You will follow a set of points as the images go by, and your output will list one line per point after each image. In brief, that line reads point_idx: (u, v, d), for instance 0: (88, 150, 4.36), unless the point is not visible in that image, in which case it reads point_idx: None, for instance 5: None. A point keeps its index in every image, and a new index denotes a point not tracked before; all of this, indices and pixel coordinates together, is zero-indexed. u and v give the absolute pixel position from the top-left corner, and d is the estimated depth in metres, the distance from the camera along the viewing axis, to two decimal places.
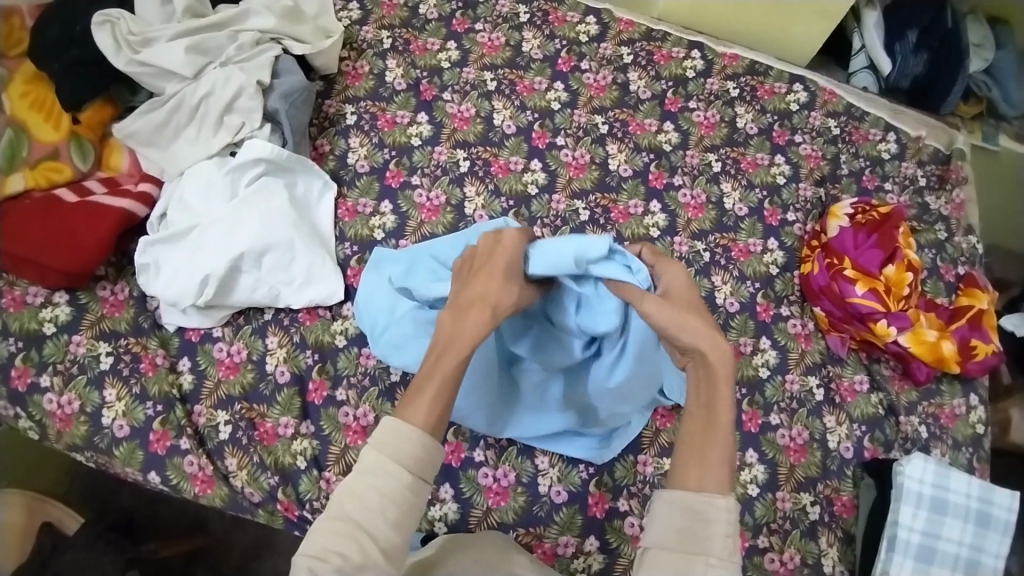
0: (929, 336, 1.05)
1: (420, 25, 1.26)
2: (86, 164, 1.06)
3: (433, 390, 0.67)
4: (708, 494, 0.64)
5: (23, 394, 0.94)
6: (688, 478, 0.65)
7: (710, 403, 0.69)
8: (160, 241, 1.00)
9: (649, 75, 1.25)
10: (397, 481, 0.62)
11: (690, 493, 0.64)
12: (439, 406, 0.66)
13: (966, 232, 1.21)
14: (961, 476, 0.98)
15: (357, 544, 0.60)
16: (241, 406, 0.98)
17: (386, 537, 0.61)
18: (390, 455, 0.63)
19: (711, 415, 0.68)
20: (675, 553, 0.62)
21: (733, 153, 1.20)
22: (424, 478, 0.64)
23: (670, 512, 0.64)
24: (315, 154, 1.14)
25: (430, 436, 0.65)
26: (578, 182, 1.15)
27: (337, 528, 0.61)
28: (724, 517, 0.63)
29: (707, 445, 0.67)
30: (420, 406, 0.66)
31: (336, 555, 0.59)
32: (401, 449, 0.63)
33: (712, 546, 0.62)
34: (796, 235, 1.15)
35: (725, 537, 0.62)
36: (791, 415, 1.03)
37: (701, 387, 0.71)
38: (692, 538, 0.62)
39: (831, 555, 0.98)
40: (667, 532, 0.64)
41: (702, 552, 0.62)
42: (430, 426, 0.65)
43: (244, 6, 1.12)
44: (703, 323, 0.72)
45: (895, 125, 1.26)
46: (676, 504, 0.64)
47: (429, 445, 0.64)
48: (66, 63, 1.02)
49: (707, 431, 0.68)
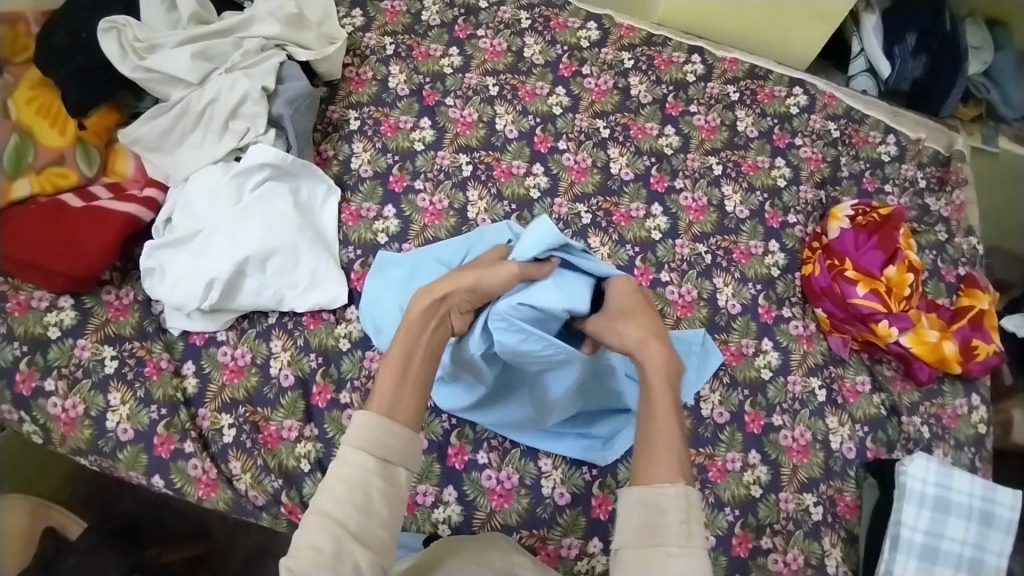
0: (930, 336, 1.05)
1: (422, 31, 1.28)
2: (91, 169, 1.07)
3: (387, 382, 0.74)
4: (660, 485, 0.68)
5: (28, 398, 0.95)
6: (641, 475, 0.69)
7: (652, 399, 0.74)
8: (165, 245, 1.01)
9: (649, 79, 1.26)
10: (362, 467, 0.66)
11: (646, 488, 0.68)
12: (393, 394, 0.72)
13: (967, 233, 1.22)
14: (963, 475, 0.98)
15: (330, 534, 0.63)
16: (245, 409, 0.98)
17: (357, 523, 0.65)
18: (354, 444, 0.68)
19: (652, 411, 0.73)
20: (639, 548, 0.65)
21: (734, 156, 1.20)
22: (390, 462, 0.68)
23: (629, 509, 0.68)
24: (318, 159, 1.15)
25: (388, 421, 0.70)
26: (580, 185, 1.15)
27: (312, 522, 0.64)
28: (678, 504, 0.66)
29: (653, 439, 0.71)
30: (378, 392, 0.73)
31: (311, 548, 0.62)
32: (361, 437, 0.68)
33: (670, 535, 0.65)
34: (797, 237, 1.15)
35: (680, 523, 0.65)
36: (794, 416, 1.03)
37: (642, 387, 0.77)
38: (651, 529, 0.65)
39: (835, 556, 0.97)
40: (628, 528, 0.67)
41: (661, 542, 0.65)
42: (388, 410, 0.71)
43: (249, 14, 1.14)
44: (636, 327, 0.80)
45: (894, 128, 1.27)
46: (635, 501, 0.68)
47: (389, 429, 0.69)
48: (73, 69, 1.03)
49: (650, 426, 0.72)
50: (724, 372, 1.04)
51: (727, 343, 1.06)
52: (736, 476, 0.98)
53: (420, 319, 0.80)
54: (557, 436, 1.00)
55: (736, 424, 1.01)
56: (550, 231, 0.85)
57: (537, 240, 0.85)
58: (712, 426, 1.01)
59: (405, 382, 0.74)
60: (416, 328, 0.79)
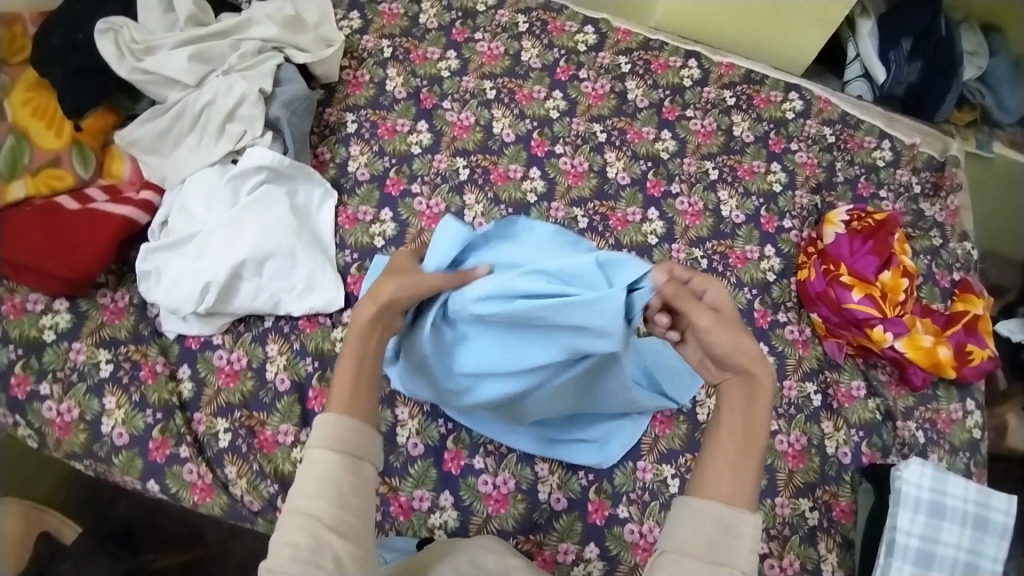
0: (925, 341, 1.06)
1: (419, 34, 1.28)
2: (87, 171, 1.06)
3: (343, 380, 0.65)
4: (738, 510, 0.60)
5: (23, 402, 0.95)
6: (719, 490, 0.60)
7: (749, 422, 0.63)
8: (161, 249, 1.01)
9: (646, 83, 1.26)
10: (329, 463, 0.60)
11: (722, 505, 0.59)
12: (352, 391, 0.64)
13: (961, 239, 1.22)
14: (958, 481, 0.98)
15: (305, 530, 0.58)
16: (241, 414, 0.98)
17: (333, 515, 0.59)
18: (316, 442, 0.61)
19: (750, 432, 0.62)
20: (700, 562, 0.58)
21: (730, 160, 1.21)
22: (357, 456, 0.62)
23: (698, 522, 0.59)
24: (315, 162, 1.15)
25: (348, 415, 0.63)
26: (577, 189, 1.16)
27: (285, 522, 0.59)
28: (750, 533, 0.59)
29: (747, 461, 0.61)
30: (332, 396, 0.64)
31: (287, 546, 0.57)
32: (324, 434, 0.61)
33: (738, 559, 0.58)
34: (792, 242, 1.16)
35: (750, 552, 0.58)
36: (789, 421, 1.03)
37: (744, 400, 0.64)
38: (717, 548, 0.58)
39: (830, 561, 0.98)
40: (691, 540, 0.59)
41: (730, 565, 0.57)
42: (347, 407, 0.63)
43: (246, 16, 1.14)
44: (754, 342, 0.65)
45: (889, 133, 1.27)
46: (706, 515, 0.59)
47: (352, 423, 0.62)
48: (68, 72, 1.03)
49: (745, 454, 0.62)
50: None
51: None
52: None
53: (367, 333, 0.67)
54: (555, 441, 1.00)
55: None
56: (460, 229, 0.85)
57: (452, 239, 0.84)
58: None
59: (360, 387, 0.65)
60: (365, 347, 0.67)
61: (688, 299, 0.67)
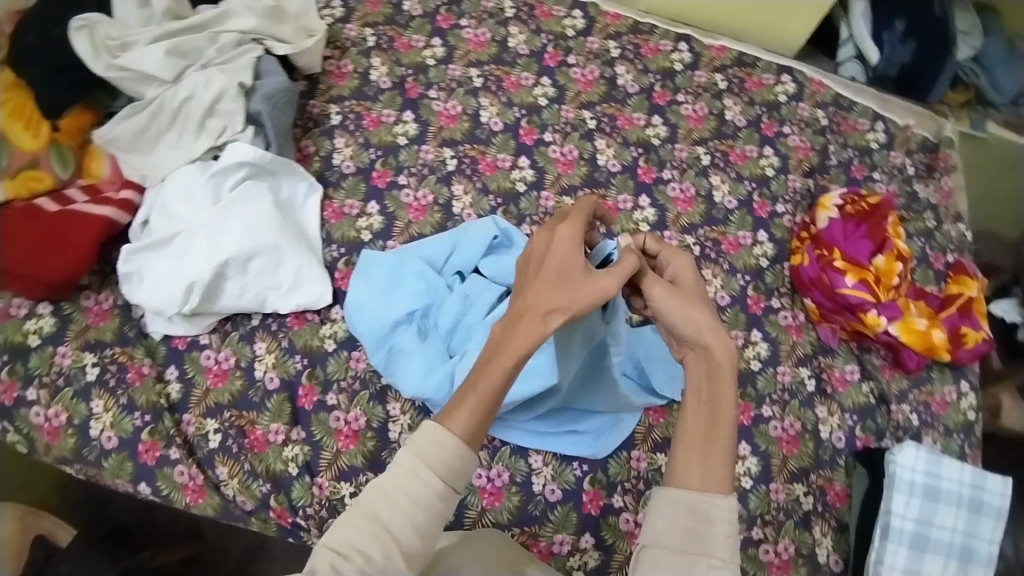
0: (918, 324, 1.05)
1: (404, 22, 1.25)
2: (66, 171, 1.04)
3: (476, 400, 0.62)
4: (712, 494, 0.57)
5: (10, 409, 0.94)
6: (689, 476, 0.58)
7: (714, 402, 0.61)
8: (143, 249, 0.99)
9: (636, 68, 1.24)
10: (430, 489, 0.58)
11: (691, 492, 0.58)
12: (480, 418, 0.62)
13: (955, 220, 1.21)
14: (952, 464, 0.98)
15: (381, 545, 0.57)
16: (230, 414, 0.97)
17: (410, 542, 0.58)
18: (427, 460, 0.59)
19: (713, 412, 0.61)
20: (674, 553, 0.56)
21: (722, 145, 1.19)
22: (455, 489, 0.60)
23: (669, 512, 0.58)
24: (299, 156, 1.13)
25: (465, 447, 0.60)
26: (566, 178, 1.14)
27: (362, 524, 0.58)
28: (726, 518, 0.57)
29: (713, 442, 0.60)
30: (461, 412, 0.61)
31: (358, 554, 0.56)
32: (436, 455, 0.59)
33: (714, 546, 0.56)
34: (785, 227, 1.14)
35: (726, 538, 0.56)
36: (783, 407, 1.03)
37: (706, 375, 0.63)
38: (691, 537, 0.56)
39: (825, 545, 0.98)
40: (665, 531, 0.57)
41: (704, 552, 0.56)
42: (468, 438, 0.61)
43: (224, 8, 1.11)
44: (709, 314, 0.64)
45: (882, 115, 1.26)
46: (677, 504, 0.58)
47: (466, 457, 0.60)
48: (44, 71, 1.00)
49: (712, 431, 0.60)
50: None
51: None
52: None
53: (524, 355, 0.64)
54: (547, 433, 0.99)
55: None
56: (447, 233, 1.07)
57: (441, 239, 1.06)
58: None
59: (492, 414, 0.63)
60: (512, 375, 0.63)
61: (645, 271, 0.69)
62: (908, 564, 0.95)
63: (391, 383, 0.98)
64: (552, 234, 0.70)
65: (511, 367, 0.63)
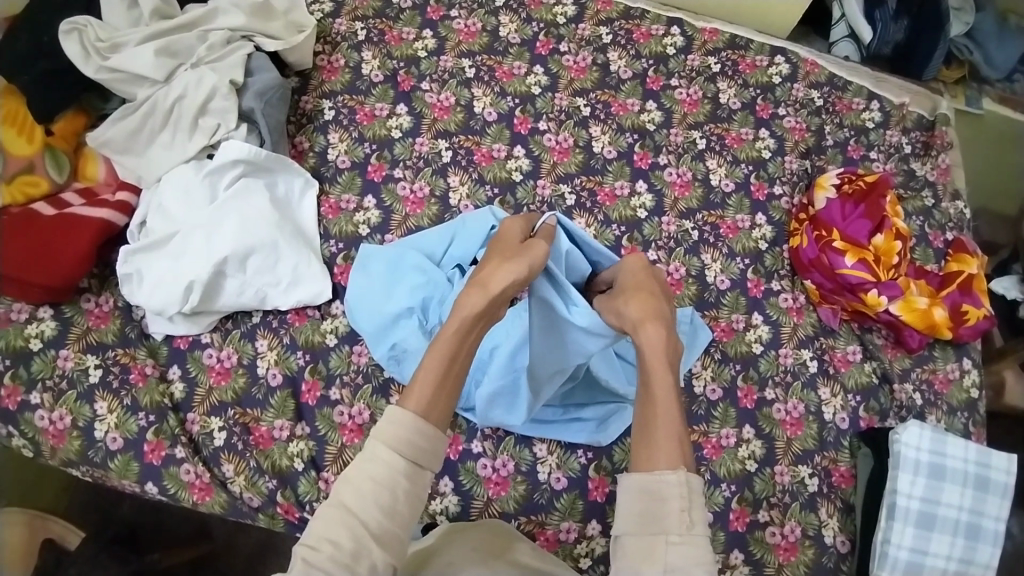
0: (919, 303, 1.05)
1: (394, 14, 1.24)
2: (61, 176, 1.04)
3: (426, 379, 0.71)
4: (661, 472, 0.68)
5: (14, 412, 0.93)
6: (641, 462, 0.70)
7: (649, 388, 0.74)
8: (140, 250, 0.99)
9: (628, 54, 1.24)
10: (391, 466, 0.65)
11: (646, 475, 0.69)
12: (431, 396, 0.70)
13: (954, 197, 1.21)
14: (957, 441, 0.98)
15: (349, 530, 0.62)
16: (234, 411, 0.97)
17: (378, 523, 0.63)
18: (387, 441, 0.66)
19: (649, 396, 0.74)
20: (640, 535, 0.66)
21: (717, 129, 1.19)
22: (419, 465, 0.67)
23: (630, 497, 0.68)
24: (294, 152, 1.13)
25: (424, 422, 0.68)
26: (562, 166, 1.13)
27: (330, 514, 0.64)
28: (678, 492, 0.67)
29: (652, 427, 0.72)
30: (415, 392, 0.70)
31: (328, 544, 0.61)
32: (395, 435, 0.66)
33: (670, 525, 0.66)
34: (783, 209, 1.14)
35: (680, 512, 0.66)
36: (786, 389, 1.03)
37: (640, 367, 0.76)
38: (649, 518, 0.66)
39: (832, 526, 0.98)
40: (629, 515, 0.68)
41: (662, 532, 0.65)
42: (423, 410, 0.69)
43: (212, 5, 1.11)
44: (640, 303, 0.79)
45: (878, 93, 1.25)
46: (635, 489, 0.68)
47: (424, 432, 0.68)
48: (38, 76, 1.00)
49: (649, 413, 0.73)
50: (715, 348, 1.03)
51: (717, 320, 1.05)
52: (731, 452, 0.98)
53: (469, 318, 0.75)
54: (554, 421, 0.99)
55: (729, 401, 1.01)
56: (444, 229, 1.05)
57: (438, 237, 1.04)
58: (705, 403, 1.00)
59: (443, 388, 0.71)
60: (463, 331, 0.74)
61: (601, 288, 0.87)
62: (915, 543, 0.95)
63: (395, 375, 0.99)
64: (508, 227, 0.89)
65: (458, 328, 0.74)
